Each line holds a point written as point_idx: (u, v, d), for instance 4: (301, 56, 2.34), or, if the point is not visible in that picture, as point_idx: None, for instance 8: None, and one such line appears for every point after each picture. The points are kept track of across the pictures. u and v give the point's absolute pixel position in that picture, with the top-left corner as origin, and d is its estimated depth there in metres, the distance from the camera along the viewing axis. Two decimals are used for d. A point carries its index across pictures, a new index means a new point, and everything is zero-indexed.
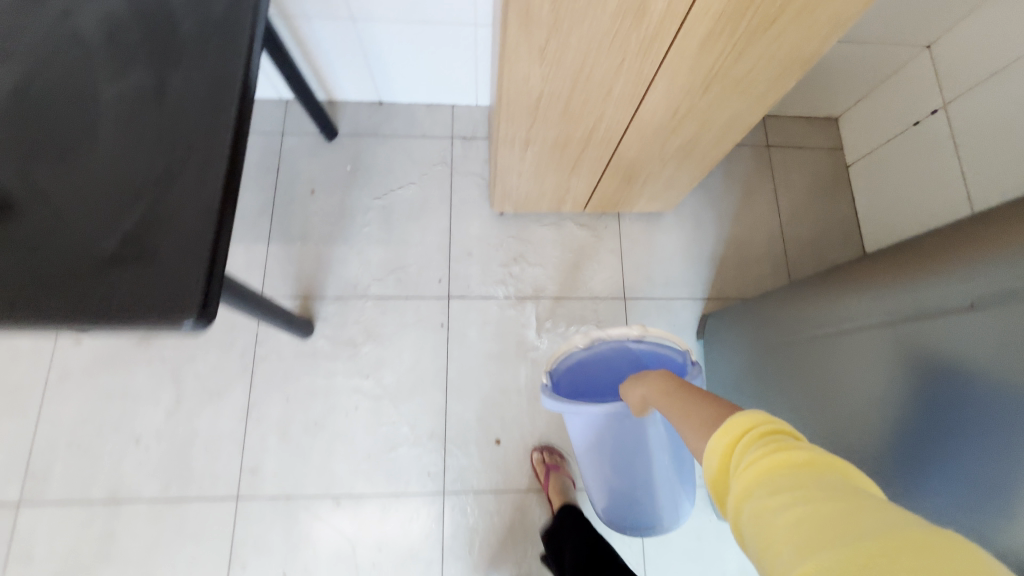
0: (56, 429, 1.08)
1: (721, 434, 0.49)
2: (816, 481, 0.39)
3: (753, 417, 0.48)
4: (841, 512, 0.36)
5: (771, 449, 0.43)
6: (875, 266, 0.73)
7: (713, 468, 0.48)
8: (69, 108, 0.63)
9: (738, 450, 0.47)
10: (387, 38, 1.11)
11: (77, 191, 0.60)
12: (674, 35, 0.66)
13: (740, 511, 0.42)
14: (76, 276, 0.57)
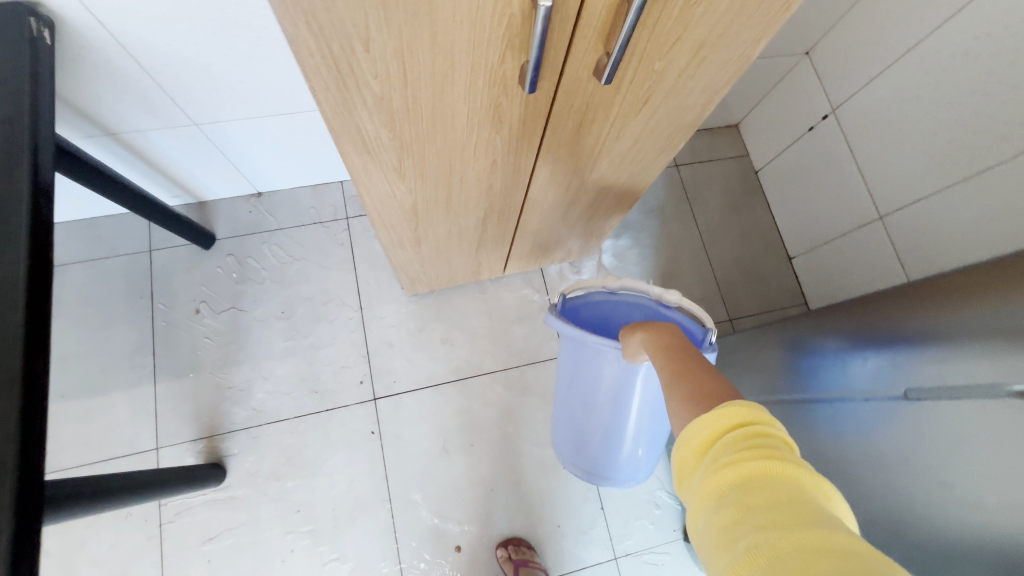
0: None
1: (705, 417, 0.42)
2: (793, 505, 0.34)
3: (753, 412, 0.41)
4: (812, 550, 0.31)
5: (760, 455, 0.37)
6: (822, 334, 0.68)
7: (686, 452, 0.43)
8: None
9: (717, 444, 0.40)
10: (245, 134, 0.98)
11: None
12: (542, 132, 0.58)
13: (703, 516, 0.38)
14: None
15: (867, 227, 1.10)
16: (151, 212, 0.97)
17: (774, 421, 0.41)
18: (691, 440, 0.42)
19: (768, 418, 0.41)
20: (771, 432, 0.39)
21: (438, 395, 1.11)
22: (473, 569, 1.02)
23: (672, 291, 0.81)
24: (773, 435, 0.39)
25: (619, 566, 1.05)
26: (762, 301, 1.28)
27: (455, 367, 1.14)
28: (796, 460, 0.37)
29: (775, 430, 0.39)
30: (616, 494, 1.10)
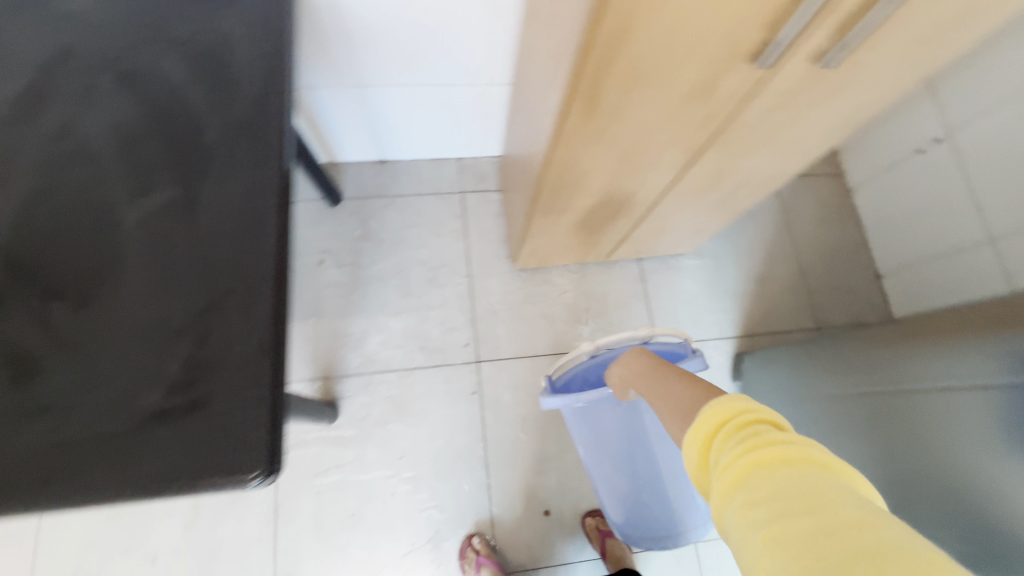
0: (60, 558, 0.97)
1: (698, 427, 0.45)
2: (793, 488, 0.35)
3: (729, 409, 0.43)
4: (822, 528, 0.33)
5: (748, 448, 0.39)
6: (994, 323, 0.67)
7: (692, 465, 0.44)
8: (87, 238, 0.56)
9: (715, 449, 0.42)
10: (396, 100, 1.06)
11: (112, 336, 0.53)
12: (733, 113, 0.64)
13: (721, 521, 0.39)
14: (122, 436, 0.50)
15: (973, 250, 1.11)
16: (307, 162, 1.05)
17: (754, 406, 0.42)
18: (693, 453, 0.44)
19: (748, 405, 0.43)
20: (758, 420, 0.41)
21: (535, 366, 1.17)
22: (559, 532, 1.07)
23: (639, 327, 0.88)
24: (762, 422, 0.41)
25: (699, 551, 1.08)
26: (849, 314, 1.30)
27: (553, 342, 1.19)
28: (782, 441, 0.39)
29: (757, 417, 0.41)
30: None
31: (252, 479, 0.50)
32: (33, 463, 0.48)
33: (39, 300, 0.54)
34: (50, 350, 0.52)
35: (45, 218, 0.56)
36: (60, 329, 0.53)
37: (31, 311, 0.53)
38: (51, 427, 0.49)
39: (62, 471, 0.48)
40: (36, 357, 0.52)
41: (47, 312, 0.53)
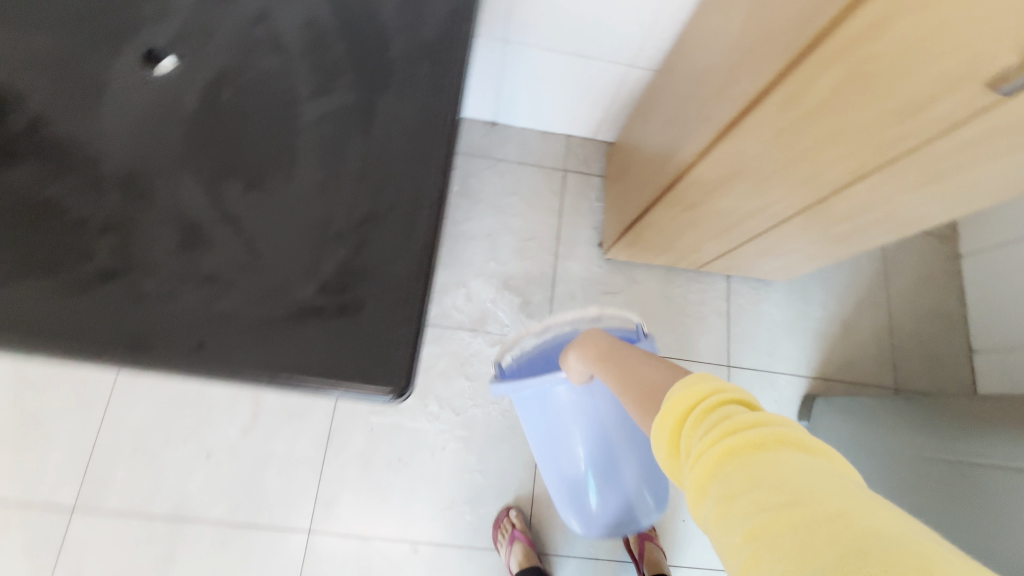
0: (123, 432, 1.00)
1: (665, 417, 0.42)
2: (769, 477, 0.32)
3: (696, 392, 0.40)
4: (809, 517, 0.29)
5: (722, 434, 0.36)
6: None
7: (663, 455, 0.41)
8: (268, 124, 0.57)
9: (685, 435, 0.39)
10: (533, 64, 1.05)
11: (277, 222, 0.53)
12: (920, 143, 0.59)
13: (699, 518, 0.35)
14: (269, 322, 0.50)
15: None
16: None
17: (725, 386, 0.40)
18: (663, 446, 0.41)
19: (716, 386, 0.40)
20: (728, 402, 0.38)
21: None
22: None
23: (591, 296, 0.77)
24: (732, 404, 0.38)
25: None
26: (932, 384, 1.24)
27: None
28: (755, 423, 0.35)
29: (727, 399, 0.38)
30: None
31: (386, 392, 0.50)
32: (188, 325, 0.49)
33: (212, 174, 0.54)
34: (215, 224, 0.52)
35: (234, 99, 0.57)
36: (230, 205, 0.53)
37: (204, 182, 0.54)
38: (210, 296, 0.50)
39: (214, 339, 0.49)
40: (205, 226, 0.52)
41: (220, 185, 0.54)
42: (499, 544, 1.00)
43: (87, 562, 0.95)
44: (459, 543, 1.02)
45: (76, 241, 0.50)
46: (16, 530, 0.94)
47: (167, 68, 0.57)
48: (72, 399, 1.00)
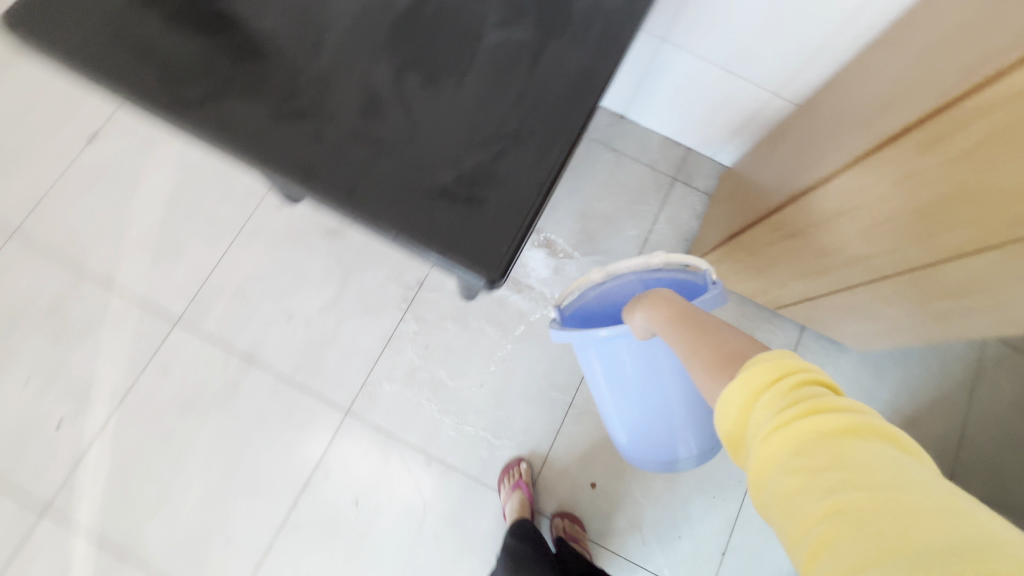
0: (232, 274, 1.16)
1: (738, 386, 0.43)
2: (858, 462, 0.35)
3: (781, 367, 0.41)
4: (896, 503, 0.33)
5: (810, 414, 0.38)
6: None
7: (728, 420, 0.43)
8: (455, 35, 0.66)
9: (761, 406, 0.41)
10: (679, 68, 1.10)
11: (438, 114, 0.63)
12: None
13: (764, 486, 0.39)
14: (411, 190, 0.60)
15: None
16: None
17: (807, 366, 0.42)
18: (729, 411, 0.43)
19: (802, 364, 0.42)
20: (809, 382, 0.40)
21: None
22: (594, 509, 1.11)
23: (657, 252, 0.80)
24: (814, 385, 0.40)
25: None
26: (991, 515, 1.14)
27: None
28: (844, 408, 0.38)
29: (815, 380, 0.40)
30: (743, 554, 1.09)
31: (483, 277, 0.59)
32: (350, 170, 0.60)
33: (401, 63, 0.64)
34: (392, 102, 0.63)
35: (433, 7, 0.66)
36: (407, 90, 0.63)
37: (392, 66, 0.64)
38: (370, 154, 0.60)
39: (365, 188, 0.60)
40: (383, 100, 0.63)
41: (404, 73, 0.64)
42: (499, 487, 1.08)
43: (173, 364, 1.10)
44: (470, 473, 1.10)
45: (287, 82, 0.62)
46: (132, 321, 1.12)
47: None
48: (203, 234, 1.18)
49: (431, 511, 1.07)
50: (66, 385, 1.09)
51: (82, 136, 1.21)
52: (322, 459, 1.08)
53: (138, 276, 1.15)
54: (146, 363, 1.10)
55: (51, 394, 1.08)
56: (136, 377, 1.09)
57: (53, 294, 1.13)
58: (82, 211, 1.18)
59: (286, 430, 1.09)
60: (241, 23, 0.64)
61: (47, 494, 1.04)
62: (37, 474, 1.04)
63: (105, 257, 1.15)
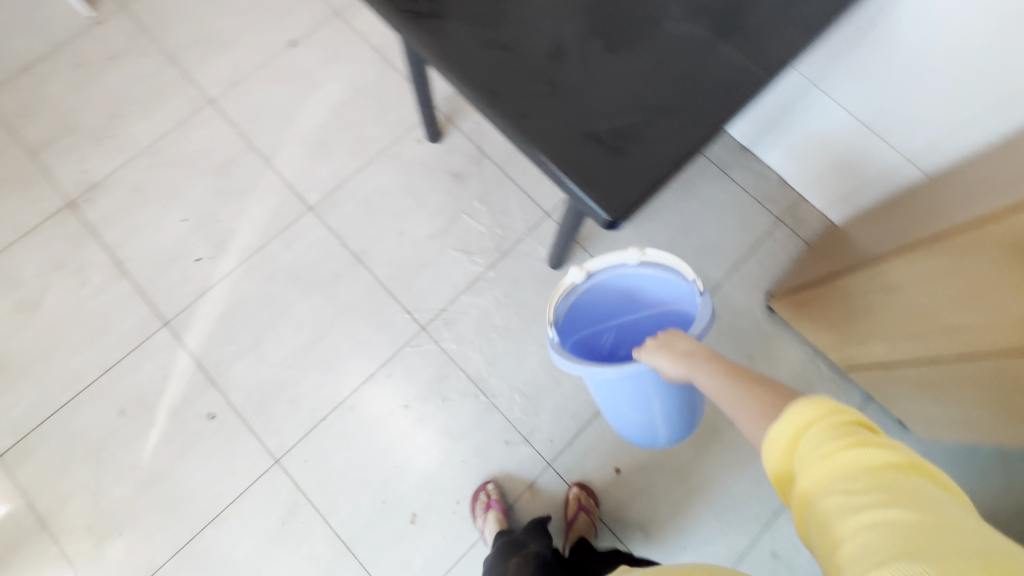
0: (365, 184, 1.33)
1: (785, 419, 0.48)
2: (896, 491, 0.41)
3: (823, 406, 0.47)
4: (929, 526, 0.38)
5: (851, 449, 0.43)
6: None
7: (772, 453, 0.49)
8: (640, 16, 0.76)
9: (805, 441, 0.46)
10: (819, 115, 1.14)
11: (608, 75, 0.73)
12: None
13: (811, 507, 0.44)
14: (569, 128, 0.70)
15: None
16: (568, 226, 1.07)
17: (846, 407, 0.47)
18: (777, 441, 0.48)
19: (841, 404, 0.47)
20: (853, 421, 0.46)
21: None
22: (611, 493, 1.15)
23: (631, 250, 0.95)
24: (857, 423, 0.45)
25: None
26: None
27: None
28: (882, 445, 0.43)
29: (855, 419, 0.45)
30: None
31: (607, 214, 0.68)
32: (524, 97, 0.71)
33: (590, 25, 0.75)
34: (574, 55, 0.73)
35: None
36: (588, 48, 0.74)
37: (582, 26, 0.75)
38: (544, 90, 0.71)
39: (531, 115, 0.70)
40: (566, 51, 0.73)
41: (589, 34, 0.75)
42: (472, 513, 1.11)
43: (296, 242, 1.27)
44: (510, 418, 1.18)
45: (495, 17, 0.74)
46: (277, 196, 1.31)
47: None
48: (352, 144, 1.35)
49: (467, 437, 1.17)
50: (212, 230, 1.28)
51: (286, 39, 1.43)
52: (388, 361, 1.21)
53: (293, 161, 1.33)
54: (276, 234, 1.28)
55: (198, 233, 1.27)
56: (267, 242, 1.27)
57: (224, 155, 1.33)
58: (266, 97, 1.39)
59: (368, 327, 1.23)
60: None
61: (170, 311, 1.22)
62: (168, 293, 1.23)
63: (272, 138, 1.35)
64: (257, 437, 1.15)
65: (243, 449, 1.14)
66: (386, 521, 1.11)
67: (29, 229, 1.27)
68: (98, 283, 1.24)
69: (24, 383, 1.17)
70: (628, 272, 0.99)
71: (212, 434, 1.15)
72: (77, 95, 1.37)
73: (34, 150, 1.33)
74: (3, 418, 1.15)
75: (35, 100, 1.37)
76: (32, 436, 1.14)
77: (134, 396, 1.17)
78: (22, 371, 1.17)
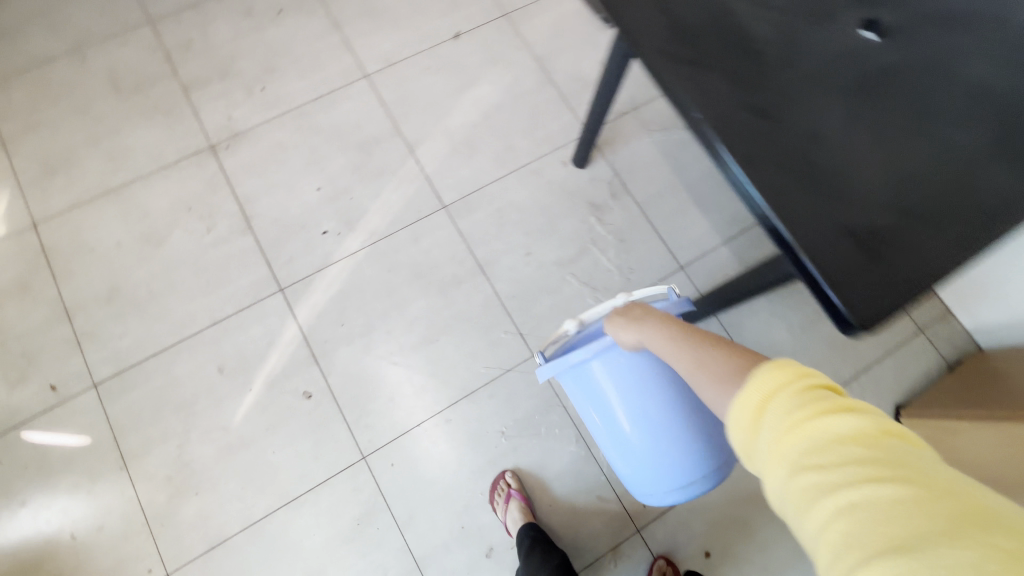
0: (502, 193, 1.29)
1: (751, 389, 0.44)
2: (874, 464, 0.36)
3: (788, 373, 0.42)
4: (915, 500, 0.34)
5: (823, 418, 0.39)
6: None
7: (736, 428, 0.44)
8: (910, 113, 0.71)
9: (772, 412, 0.42)
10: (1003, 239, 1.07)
11: (871, 168, 0.67)
12: None
13: (782, 487, 0.39)
14: (825, 220, 0.65)
15: None
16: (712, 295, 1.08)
17: (812, 372, 0.42)
18: (742, 414, 0.44)
19: (807, 369, 0.43)
20: (821, 386, 0.42)
21: None
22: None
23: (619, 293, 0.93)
24: (824, 389, 0.41)
25: None
26: None
27: None
28: (854, 409, 0.39)
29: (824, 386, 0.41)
30: None
31: (856, 321, 0.62)
32: (780, 173, 0.66)
33: (856, 113, 0.70)
34: (836, 141, 0.68)
35: (899, 83, 0.72)
36: (852, 135, 0.69)
37: (847, 110, 0.70)
38: (802, 170, 0.66)
39: (787, 193, 0.65)
40: (828, 133, 0.68)
41: (854, 120, 0.69)
42: (493, 506, 1.08)
43: (424, 237, 1.25)
44: (604, 471, 1.12)
45: (757, 84, 0.70)
46: (413, 187, 1.28)
47: (875, 36, 0.74)
48: (497, 150, 1.32)
49: (557, 480, 1.12)
50: (343, 206, 1.25)
51: (451, 30, 1.41)
52: (493, 381, 1.16)
53: (434, 155, 1.31)
54: (406, 224, 1.25)
55: (330, 206, 1.25)
56: (395, 231, 1.24)
57: (369, 133, 1.31)
58: (420, 84, 1.36)
59: (478, 340, 1.19)
60: (738, 23, 0.73)
61: (287, 278, 1.20)
62: (288, 259, 1.21)
63: (419, 127, 1.33)
64: (349, 428, 1.12)
65: (332, 437, 1.11)
66: (460, 546, 1.07)
67: (167, 163, 1.27)
68: (222, 232, 1.22)
69: (135, 317, 1.16)
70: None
71: (305, 413, 1.12)
72: (239, 40, 1.37)
73: (187, 86, 1.33)
74: (108, 347, 1.14)
75: (197, 36, 1.36)
76: (132, 372, 1.12)
77: (237, 356, 1.14)
78: (136, 306, 1.16)
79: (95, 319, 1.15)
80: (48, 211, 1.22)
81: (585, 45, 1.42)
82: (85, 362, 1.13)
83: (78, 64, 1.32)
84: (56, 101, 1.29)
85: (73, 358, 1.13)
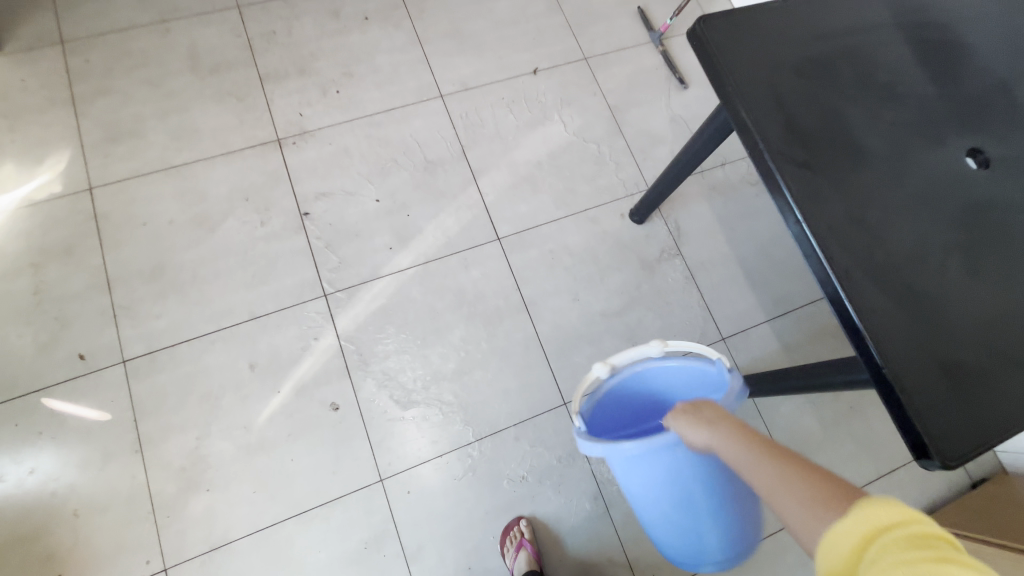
0: (557, 235, 1.29)
1: (851, 523, 0.44)
2: None
3: (897, 516, 0.42)
4: None
5: (932, 564, 0.38)
6: None
7: (834, 562, 0.44)
8: (1007, 251, 0.71)
9: (875, 550, 0.41)
10: None
11: (961, 301, 0.68)
12: None
13: None
14: (917, 347, 0.65)
15: None
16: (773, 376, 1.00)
17: (923, 518, 0.42)
18: (841, 546, 0.43)
19: (920, 515, 0.42)
20: (933, 535, 0.41)
21: None
22: None
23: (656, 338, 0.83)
24: (935, 537, 0.40)
25: None
26: None
27: None
28: (967, 563, 0.38)
29: (933, 533, 0.40)
30: None
31: (936, 455, 0.61)
32: (874, 290, 0.67)
33: (953, 242, 0.71)
34: (932, 268, 0.69)
35: (1000, 219, 0.72)
36: (945, 264, 0.70)
37: (944, 239, 0.71)
38: (895, 292, 0.67)
39: (877, 312, 0.66)
40: (922, 258, 0.70)
41: (950, 250, 0.70)
42: (503, 551, 1.05)
43: (473, 266, 1.24)
44: (619, 534, 1.10)
45: (863, 197, 0.71)
46: (470, 214, 1.28)
47: (981, 166, 0.75)
48: (558, 192, 1.32)
49: (572, 536, 1.09)
50: (399, 222, 1.25)
51: (531, 65, 1.43)
52: (521, 423, 1.15)
53: (496, 185, 1.31)
54: (459, 250, 1.25)
55: (386, 219, 1.25)
56: (447, 255, 1.24)
57: (435, 153, 1.32)
58: (492, 113, 1.37)
59: (512, 379, 1.18)
60: (852, 133, 0.74)
61: (333, 285, 1.19)
62: (337, 266, 1.20)
63: (485, 155, 1.33)
64: (371, 448, 1.10)
65: (352, 454, 1.09)
66: None
67: (232, 149, 1.26)
68: (276, 228, 1.22)
69: (175, 299, 1.15)
70: (655, 365, 0.87)
71: (330, 425, 1.10)
72: (322, 39, 1.38)
73: (263, 76, 1.33)
74: (143, 325, 1.12)
75: (281, 29, 1.37)
76: (163, 354, 1.11)
77: (270, 355, 1.13)
78: (179, 288, 1.15)
79: (136, 294, 1.14)
80: (105, 177, 1.21)
81: (659, 102, 1.44)
82: (118, 337, 1.11)
83: (159, 36, 1.33)
84: (131, 68, 1.29)
85: (106, 331, 1.11)
